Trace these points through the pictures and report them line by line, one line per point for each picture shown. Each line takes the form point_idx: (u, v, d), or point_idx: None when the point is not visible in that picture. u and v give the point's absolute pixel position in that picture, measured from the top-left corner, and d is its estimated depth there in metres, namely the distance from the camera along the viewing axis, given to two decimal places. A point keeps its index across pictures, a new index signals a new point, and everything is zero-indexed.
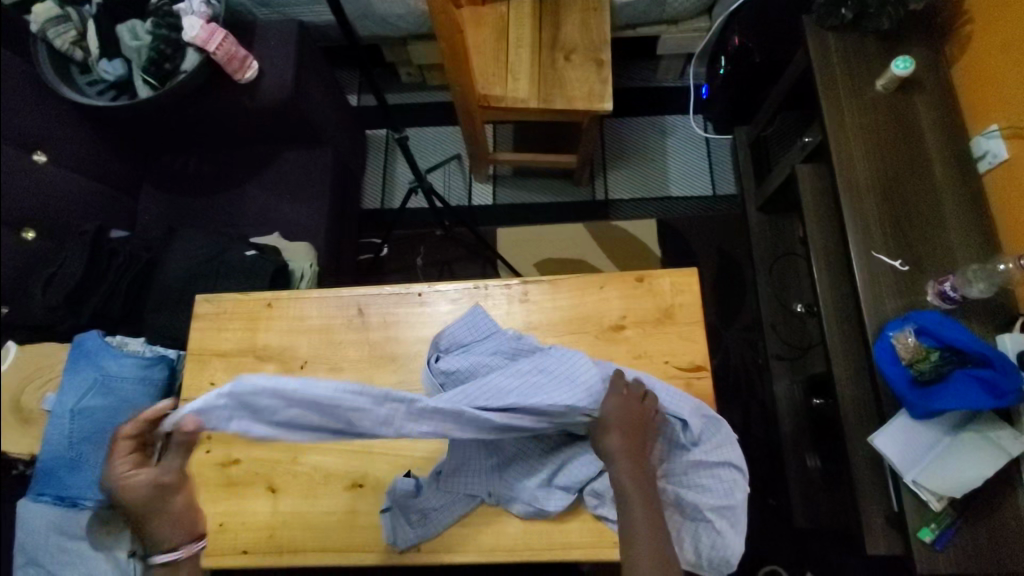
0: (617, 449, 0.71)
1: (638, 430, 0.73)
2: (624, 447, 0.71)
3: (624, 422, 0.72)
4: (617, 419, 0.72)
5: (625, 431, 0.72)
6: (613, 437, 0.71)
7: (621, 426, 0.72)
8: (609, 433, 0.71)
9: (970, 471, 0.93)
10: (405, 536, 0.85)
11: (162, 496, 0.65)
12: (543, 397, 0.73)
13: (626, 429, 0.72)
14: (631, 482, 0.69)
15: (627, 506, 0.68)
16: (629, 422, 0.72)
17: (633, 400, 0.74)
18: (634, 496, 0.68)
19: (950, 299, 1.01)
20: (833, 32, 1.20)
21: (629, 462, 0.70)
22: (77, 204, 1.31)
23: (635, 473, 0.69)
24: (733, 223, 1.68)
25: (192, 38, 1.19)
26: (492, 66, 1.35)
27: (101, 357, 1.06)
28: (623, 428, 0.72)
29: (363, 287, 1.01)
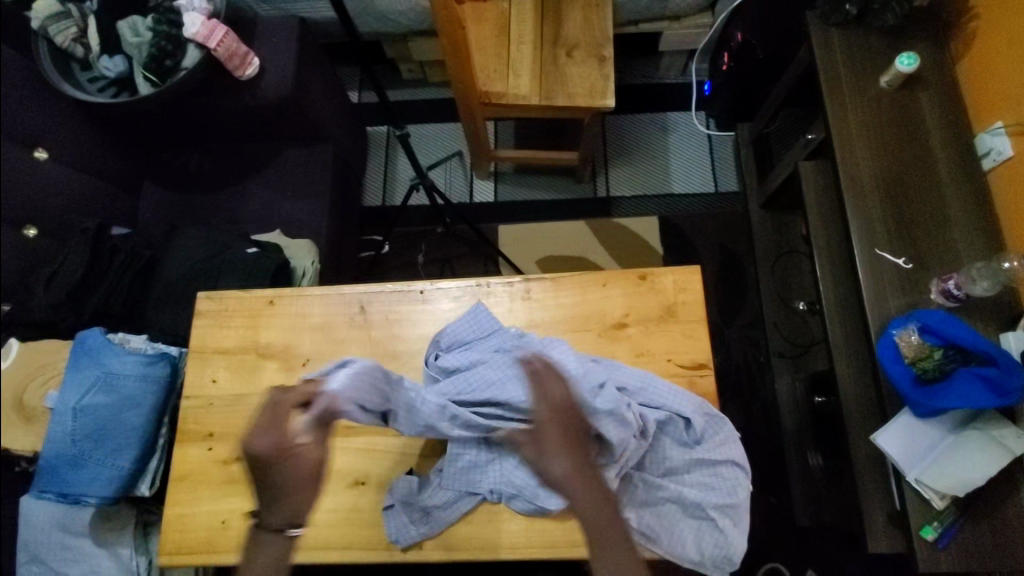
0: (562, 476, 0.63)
1: (575, 447, 0.65)
2: (568, 470, 0.63)
3: (556, 442, 0.65)
4: (550, 439, 0.64)
5: (562, 451, 0.64)
6: (554, 464, 0.64)
7: (554, 448, 0.64)
8: (550, 460, 0.64)
9: (973, 470, 0.93)
10: (408, 534, 0.84)
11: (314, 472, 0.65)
12: (524, 391, 0.79)
13: (562, 449, 0.64)
14: (596, 510, 0.62)
15: (601, 541, 0.61)
16: (565, 441, 0.65)
17: (558, 412, 0.66)
18: (597, 524, 0.61)
19: (955, 297, 1.00)
20: (837, 28, 1.19)
21: (581, 488, 0.63)
22: (79, 201, 1.31)
23: (595, 495, 0.63)
24: (735, 221, 1.68)
25: (192, 34, 1.19)
26: (493, 62, 1.34)
27: (103, 354, 1.05)
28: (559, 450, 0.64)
29: (364, 285, 1.01)
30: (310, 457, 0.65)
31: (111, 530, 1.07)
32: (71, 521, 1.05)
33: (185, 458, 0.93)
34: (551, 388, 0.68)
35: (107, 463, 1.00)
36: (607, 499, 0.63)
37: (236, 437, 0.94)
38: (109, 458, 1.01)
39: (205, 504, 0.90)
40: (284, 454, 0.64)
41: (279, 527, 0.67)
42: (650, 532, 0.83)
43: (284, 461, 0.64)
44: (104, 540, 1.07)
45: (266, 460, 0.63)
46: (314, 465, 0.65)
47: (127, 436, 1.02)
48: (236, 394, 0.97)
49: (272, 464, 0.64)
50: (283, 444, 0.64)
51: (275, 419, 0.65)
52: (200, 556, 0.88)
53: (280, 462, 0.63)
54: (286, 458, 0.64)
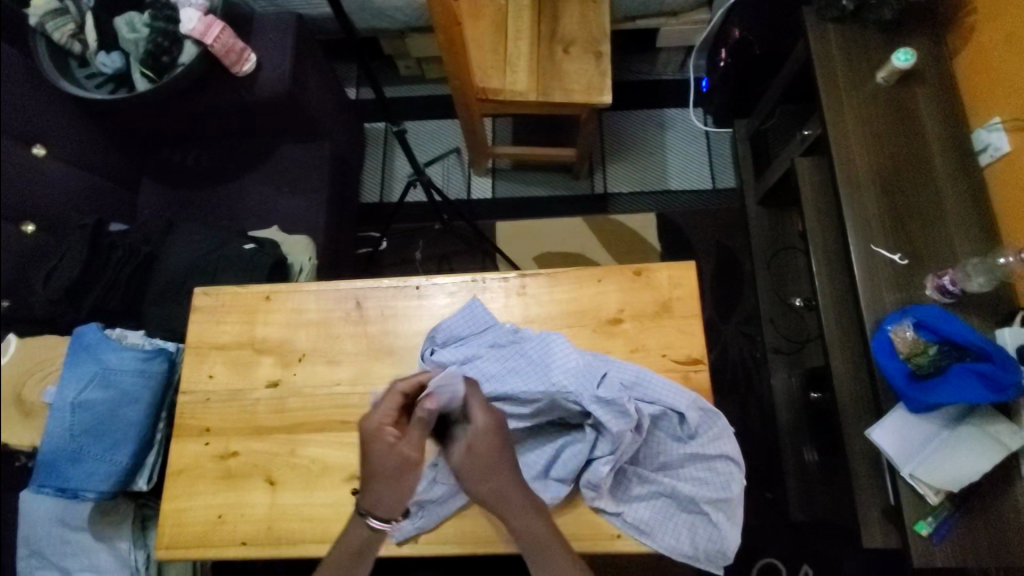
0: (495, 496, 0.71)
1: (504, 465, 0.71)
2: (499, 490, 0.71)
3: (486, 465, 0.70)
4: (480, 463, 0.70)
5: (493, 473, 0.71)
6: (485, 485, 0.71)
7: (483, 470, 0.70)
8: (481, 482, 0.71)
9: (967, 465, 0.93)
10: (404, 528, 0.85)
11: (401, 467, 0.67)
12: (522, 384, 0.80)
13: (492, 471, 0.70)
14: (526, 522, 0.73)
15: (535, 546, 0.73)
16: (497, 462, 0.70)
17: (487, 439, 0.70)
18: (527, 532, 0.73)
19: (950, 293, 1.01)
20: (834, 23, 1.19)
21: (514, 503, 0.72)
22: (76, 197, 1.31)
23: (525, 509, 0.72)
24: (732, 217, 1.68)
25: (189, 31, 1.19)
26: (490, 58, 1.34)
27: (101, 349, 1.05)
28: (490, 473, 0.70)
29: (360, 280, 1.01)
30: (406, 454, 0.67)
31: (110, 524, 1.08)
32: (71, 516, 1.07)
33: (182, 453, 0.94)
34: (479, 411, 0.70)
35: (105, 459, 1.01)
36: (536, 512, 0.73)
37: (233, 432, 0.94)
38: (107, 453, 1.01)
39: (202, 498, 0.91)
40: (382, 442, 0.66)
41: (365, 512, 0.71)
42: (644, 526, 0.83)
43: (382, 449, 0.66)
44: (102, 534, 1.07)
45: (367, 441, 0.67)
46: (407, 465, 0.67)
47: (125, 431, 1.03)
48: (233, 389, 0.97)
49: (369, 448, 0.67)
50: (384, 431, 0.67)
51: (386, 403, 0.68)
52: (197, 550, 0.89)
53: (376, 447, 0.67)
54: (383, 446, 0.67)
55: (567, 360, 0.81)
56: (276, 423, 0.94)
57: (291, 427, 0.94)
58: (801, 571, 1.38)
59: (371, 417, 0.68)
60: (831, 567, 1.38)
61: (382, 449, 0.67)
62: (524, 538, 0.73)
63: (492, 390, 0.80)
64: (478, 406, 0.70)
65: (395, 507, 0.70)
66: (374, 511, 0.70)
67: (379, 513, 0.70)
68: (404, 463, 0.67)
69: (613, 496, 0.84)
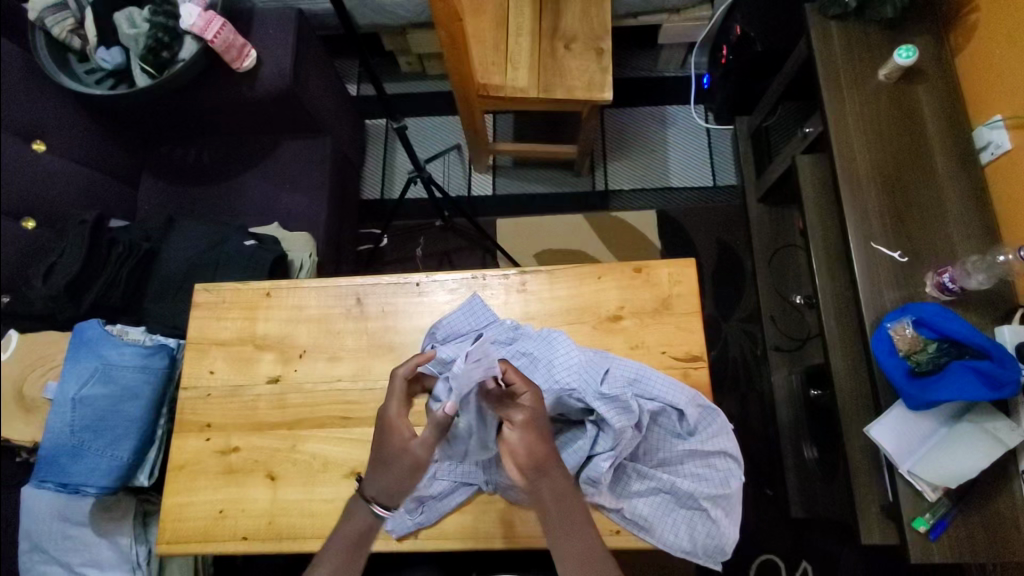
0: (544, 461, 0.69)
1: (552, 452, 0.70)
2: (548, 456, 0.69)
3: (542, 430, 0.68)
4: (537, 428, 0.68)
5: (547, 438, 0.69)
6: (539, 450, 0.68)
7: (540, 435, 0.68)
8: (536, 447, 0.68)
9: (965, 462, 0.94)
10: (404, 522, 0.85)
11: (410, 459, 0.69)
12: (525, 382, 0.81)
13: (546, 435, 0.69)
14: (565, 485, 0.71)
15: (566, 520, 0.71)
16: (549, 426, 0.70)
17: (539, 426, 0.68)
18: (559, 505, 0.71)
19: (949, 291, 1.01)
20: (836, 21, 1.19)
21: (554, 473, 0.70)
22: (76, 192, 1.31)
23: (564, 478, 0.71)
24: (733, 214, 1.68)
25: (189, 26, 1.19)
26: (491, 54, 1.34)
27: (101, 345, 1.06)
28: (543, 440, 0.69)
29: (361, 277, 1.01)
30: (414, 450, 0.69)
31: (111, 519, 1.08)
32: (72, 511, 1.07)
33: (183, 449, 0.94)
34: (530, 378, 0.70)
35: (106, 454, 1.01)
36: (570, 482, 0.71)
37: (233, 427, 0.94)
38: (108, 448, 1.01)
39: (204, 493, 0.91)
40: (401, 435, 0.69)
41: (370, 496, 0.72)
42: (643, 521, 0.83)
43: (398, 441, 0.69)
44: (104, 529, 1.08)
45: (385, 429, 0.70)
46: (417, 465, 0.70)
47: (126, 427, 1.03)
48: (233, 385, 0.97)
49: (387, 436, 0.70)
50: (400, 421, 0.70)
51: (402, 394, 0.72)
52: (198, 545, 0.89)
53: (393, 438, 0.70)
54: (400, 440, 0.69)
55: (569, 359, 0.82)
56: (277, 419, 0.94)
57: (292, 423, 0.94)
58: (801, 567, 1.38)
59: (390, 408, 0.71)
60: (830, 563, 1.38)
61: (399, 440, 0.69)
62: (555, 510, 0.71)
63: None
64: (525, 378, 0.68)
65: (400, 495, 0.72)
66: (378, 496, 0.72)
67: (384, 499, 0.72)
68: (412, 462, 0.69)
69: (612, 492, 0.84)
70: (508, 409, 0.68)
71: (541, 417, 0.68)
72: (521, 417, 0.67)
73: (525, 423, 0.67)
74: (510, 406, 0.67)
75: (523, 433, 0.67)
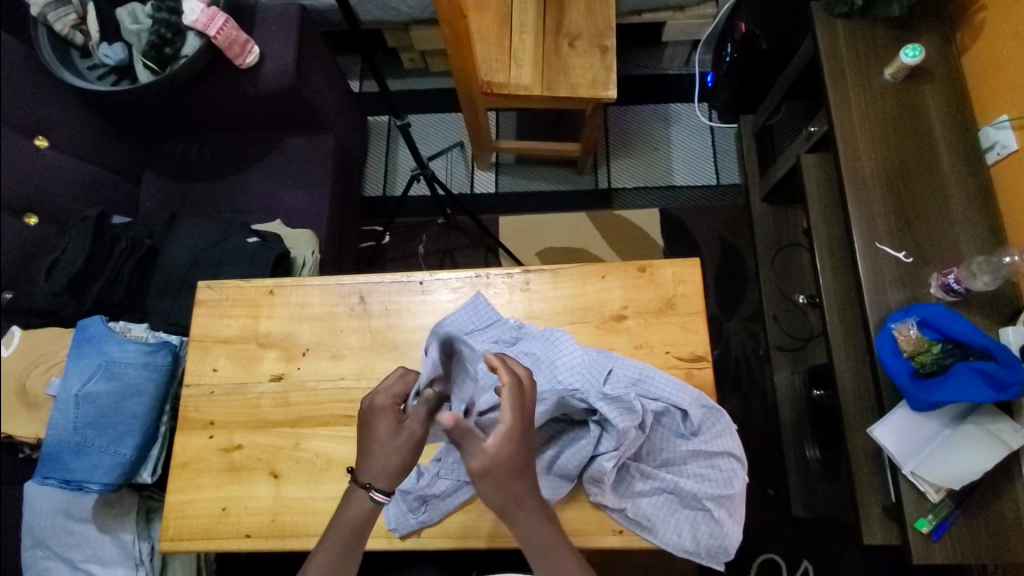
0: (509, 507, 0.61)
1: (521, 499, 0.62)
2: (513, 503, 0.61)
3: (503, 479, 0.59)
4: (498, 474, 0.59)
5: (508, 488, 0.60)
6: (498, 497, 0.60)
7: (503, 483, 0.60)
8: (493, 496, 0.60)
9: (969, 464, 0.94)
10: (406, 522, 0.85)
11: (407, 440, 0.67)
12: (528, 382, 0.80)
13: (514, 483, 0.61)
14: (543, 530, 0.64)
15: (543, 550, 0.65)
16: (517, 476, 0.60)
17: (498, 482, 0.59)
18: (534, 539, 0.64)
19: (954, 291, 1.00)
20: (842, 18, 1.18)
21: (527, 512, 0.63)
22: (77, 188, 1.30)
23: (536, 520, 0.64)
24: (735, 212, 1.68)
25: (193, 22, 1.20)
26: (495, 52, 1.33)
27: (103, 342, 1.06)
28: (509, 486, 0.60)
29: (364, 276, 1.01)
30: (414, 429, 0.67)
31: (114, 516, 1.09)
32: (75, 508, 1.07)
33: (186, 446, 0.94)
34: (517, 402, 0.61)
35: (110, 451, 1.01)
36: (544, 521, 0.64)
37: (236, 425, 0.95)
38: (111, 445, 1.01)
39: (207, 490, 0.91)
40: (389, 419, 0.67)
41: (365, 483, 0.68)
42: (646, 521, 0.84)
43: (388, 423, 0.67)
44: (106, 525, 1.08)
45: (374, 415, 0.68)
46: (412, 443, 0.68)
47: (129, 423, 1.03)
48: (236, 383, 0.97)
49: (375, 423, 0.67)
50: (394, 407, 0.69)
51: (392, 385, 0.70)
52: (201, 543, 0.89)
53: (381, 423, 0.67)
54: (390, 423, 0.67)
55: (572, 358, 0.82)
56: (280, 417, 0.94)
57: (295, 421, 0.94)
58: (801, 567, 1.38)
59: (378, 396, 0.69)
60: (830, 562, 1.39)
61: (388, 423, 0.67)
62: (529, 543, 0.65)
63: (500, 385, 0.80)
64: (506, 404, 0.60)
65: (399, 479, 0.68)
66: (375, 482, 0.67)
67: (381, 485, 0.68)
68: (407, 440, 0.67)
69: (615, 492, 0.84)
70: (472, 445, 0.60)
71: (504, 464, 0.59)
72: (476, 465, 0.59)
73: (485, 469, 0.59)
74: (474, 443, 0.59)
75: (479, 482, 0.59)
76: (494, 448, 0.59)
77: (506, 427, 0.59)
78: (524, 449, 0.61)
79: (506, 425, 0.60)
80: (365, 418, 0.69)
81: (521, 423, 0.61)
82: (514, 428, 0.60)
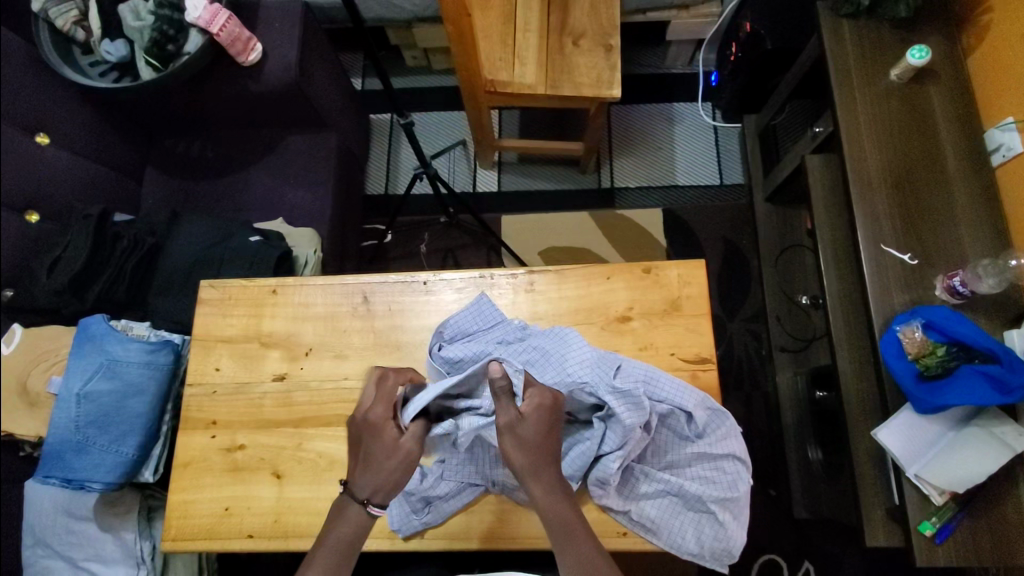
0: (530, 471, 0.68)
1: (542, 468, 0.68)
2: (532, 467, 0.67)
3: (530, 447, 0.67)
4: (525, 436, 0.67)
5: (532, 452, 0.67)
6: (520, 458, 0.67)
7: (527, 444, 0.67)
8: (516, 455, 0.67)
9: (974, 467, 0.93)
10: (411, 523, 0.85)
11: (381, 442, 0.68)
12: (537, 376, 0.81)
13: (538, 448, 0.68)
14: (565, 510, 0.69)
15: (564, 532, 0.69)
16: (541, 443, 0.67)
17: (526, 449, 0.67)
18: (553, 515, 0.68)
19: (960, 294, 1.00)
20: (848, 19, 1.17)
21: (547, 478, 0.68)
22: (77, 186, 1.29)
23: (554, 495, 0.69)
24: (739, 212, 1.67)
25: (194, 19, 1.18)
26: (498, 51, 1.33)
27: (106, 341, 1.05)
28: (534, 448, 0.67)
29: (368, 275, 1.00)
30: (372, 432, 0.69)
31: (117, 514, 1.09)
32: (77, 507, 1.07)
33: (189, 446, 0.94)
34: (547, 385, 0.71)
35: (113, 450, 1.01)
36: (566, 500, 0.69)
37: (239, 424, 0.94)
38: (114, 444, 1.01)
39: (211, 490, 0.91)
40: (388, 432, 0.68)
41: (363, 499, 0.69)
42: (650, 524, 0.83)
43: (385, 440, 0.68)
44: (107, 524, 1.08)
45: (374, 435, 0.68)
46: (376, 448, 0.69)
47: (132, 422, 1.03)
48: (240, 382, 0.97)
49: (371, 439, 0.68)
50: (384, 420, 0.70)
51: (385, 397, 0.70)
52: (204, 543, 0.89)
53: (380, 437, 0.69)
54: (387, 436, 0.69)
55: (582, 354, 0.82)
56: (284, 417, 0.94)
57: (299, 421, 0.93)
58: (802, 568, 1.38)
59: (373, 411, 0.69)
60: (830, 563, 1.39)
61: (385, 440, 0.68)
62: (551, 522, 0.69)
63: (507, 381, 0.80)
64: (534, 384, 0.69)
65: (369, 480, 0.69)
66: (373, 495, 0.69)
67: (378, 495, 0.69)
68: (405, 459, 0.68)
69: (620, 494, 0.84)
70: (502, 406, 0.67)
71: (530, 429, 0.67)
72: (504, 420, 0.66)
73: (513, 428, 0.66)
74: (504, 406, 0.66)
75: (504, 437, 0.67)
76: (522, 412, 0.67)
77: (536, 400, 0.67)
78: (551, 424, 0.68)
79: (535, 398, 0.68)
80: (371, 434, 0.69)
81: (552, 399, 0.69)
82: (542, 400, 0.68)
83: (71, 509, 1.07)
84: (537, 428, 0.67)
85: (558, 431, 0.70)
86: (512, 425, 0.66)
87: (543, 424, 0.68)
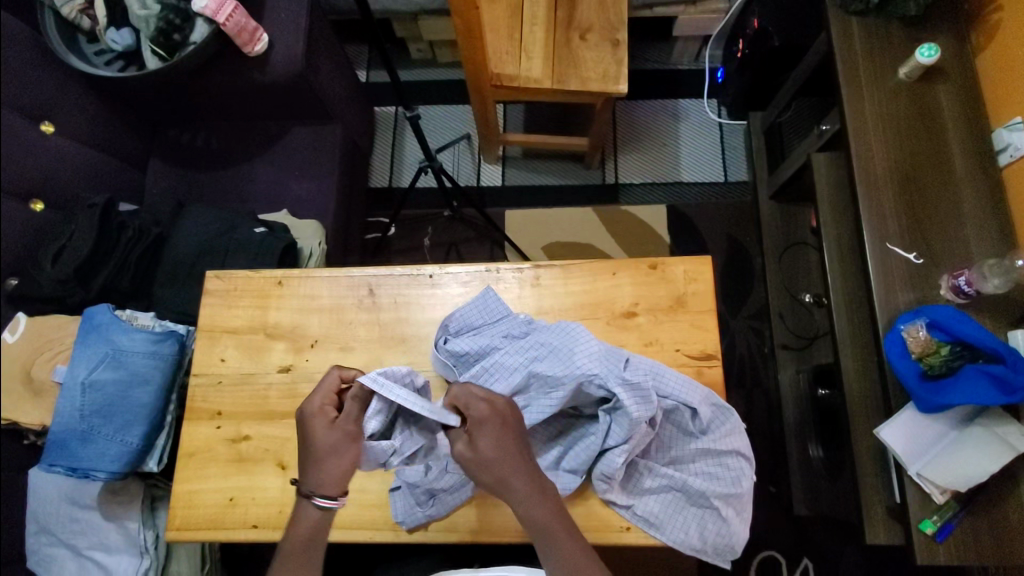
0: (510, 480, 0.67)
1: (518, 475, 0.67)
2: (503, 478, 0.67)
3: (495, 454, 0.66)
4: (484, 455, 0.66)
5: (503, 464, 0.66)
6: (486, 476, 0.67)
7: (488, 459, 0.66)
8: (483, 474, 0.66)
9: (976, 466, 0.94)
10: (415, 515, 0.85)
11: (337, 441, 0.69)
12: (545, 368, 0.80)
13: (503, 461, 0.66)
14: (544, 510, 0.69)
15: (545, 533, 0.70)
16: (502, 454, 0.66)
17: (497, 461, 0.66)
18: (535, 516, 0.69)
19: (965, 293, 1.00)
20: (857, 17, 1.17)
21: (518, 488, 0.67)
22: (82, 175, 1.29)
23: (534, 500, 0.68)
24: (744, 209, 1.67)
25: (201, 8, 1.17)
26: (505, 45, 1.32)
27: (111, 330, 1.05)
28: (497, 462, 0.66)
29: (374, 268, 1.00)
30: (318, 422, 0.70)
31: (119, 504, 1.09)
32: (80, 494, 1.08)
33: (194, 436, 0.94)
34: (486, 392, 0.68)
35: (117, 439, 1.01)
36: (542, 504, 0.69)
37: (245, 416, 0.94)
38: (118, 433, 1.01)
39: (217, 480, 0.91)
40: (323, 418, 0.70)
41: (308, 492, 0.70)
42: (655, 520, 0.83)
43: (323, 426, 0.70)
44: (112, 513, 1.09)
45: (307, 421, 0.70)
46: (347, 441, 0.70)
47: (136, 412, 1.03)
48: (246, 373, 0.97)
49: (310, 428, 0.70)
50: (325, 411, 0.71)
51: (324, 390, 0.72)
52: (207, 532, 0.89)
53: (317, 427, 0.70)
54: (324, 424, 0.70)
55: (589, 347, 0.81)
56: (289, 408, 0.94)
57: None
58: (801, 565, 1.39)
59: (312, 402, 0.71)
60: (830, 560, 1.40)
61: (325, 432, 0.69)
62: (534, 522, 0.70)
63: (507, 387, 0.82)
64: (468, 399, 0.67)
65: (327, 478, 0.69)
66: (319, 490, 0.70)
67: (325, 491, 0.70)
68: (342, 438, 0.69)
69: (624, 489, 0.84)
70: (453, 433, 0.68)
71: (486, 443, 0.66)
72: (460, 449, 0.67)
73: (470, 450, 0.66)
74: (454, 433, 0.68)
75: (465, 464, 0.67)
76: (471, 434, 0.66)
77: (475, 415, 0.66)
78: (502, 431, 0.67)
79: (472, 414, 0.67)
80: (302, 427, 0.71)
81: (490, 407, 0.67)
82: (479, 412, 0.66)
83: (75, 496, 1.08)
84: (487, 438, 0.66)
85: (518, 435, 0.68)
86: (468, 449, 0.66)
87: (498, 434, 0.67)
